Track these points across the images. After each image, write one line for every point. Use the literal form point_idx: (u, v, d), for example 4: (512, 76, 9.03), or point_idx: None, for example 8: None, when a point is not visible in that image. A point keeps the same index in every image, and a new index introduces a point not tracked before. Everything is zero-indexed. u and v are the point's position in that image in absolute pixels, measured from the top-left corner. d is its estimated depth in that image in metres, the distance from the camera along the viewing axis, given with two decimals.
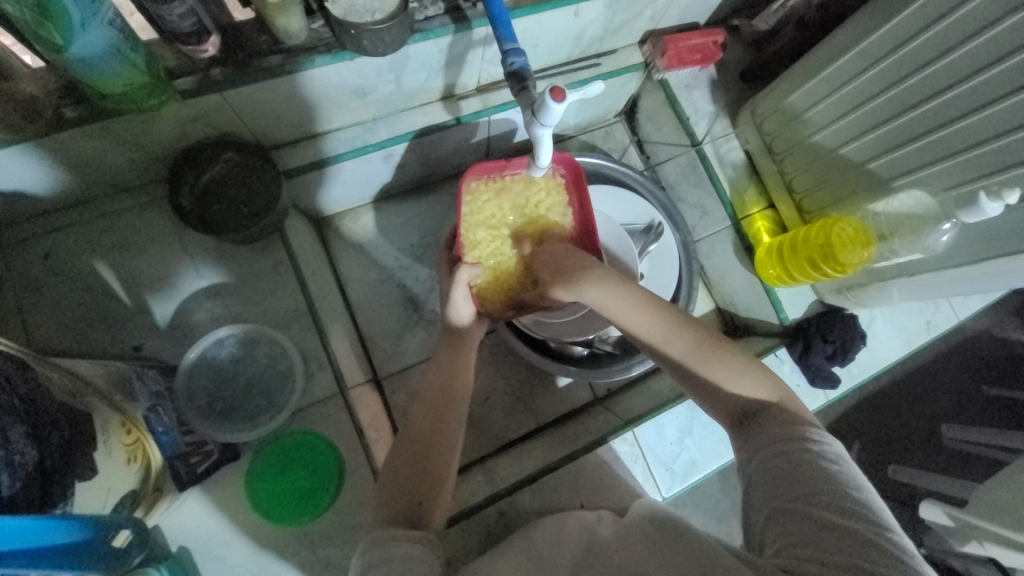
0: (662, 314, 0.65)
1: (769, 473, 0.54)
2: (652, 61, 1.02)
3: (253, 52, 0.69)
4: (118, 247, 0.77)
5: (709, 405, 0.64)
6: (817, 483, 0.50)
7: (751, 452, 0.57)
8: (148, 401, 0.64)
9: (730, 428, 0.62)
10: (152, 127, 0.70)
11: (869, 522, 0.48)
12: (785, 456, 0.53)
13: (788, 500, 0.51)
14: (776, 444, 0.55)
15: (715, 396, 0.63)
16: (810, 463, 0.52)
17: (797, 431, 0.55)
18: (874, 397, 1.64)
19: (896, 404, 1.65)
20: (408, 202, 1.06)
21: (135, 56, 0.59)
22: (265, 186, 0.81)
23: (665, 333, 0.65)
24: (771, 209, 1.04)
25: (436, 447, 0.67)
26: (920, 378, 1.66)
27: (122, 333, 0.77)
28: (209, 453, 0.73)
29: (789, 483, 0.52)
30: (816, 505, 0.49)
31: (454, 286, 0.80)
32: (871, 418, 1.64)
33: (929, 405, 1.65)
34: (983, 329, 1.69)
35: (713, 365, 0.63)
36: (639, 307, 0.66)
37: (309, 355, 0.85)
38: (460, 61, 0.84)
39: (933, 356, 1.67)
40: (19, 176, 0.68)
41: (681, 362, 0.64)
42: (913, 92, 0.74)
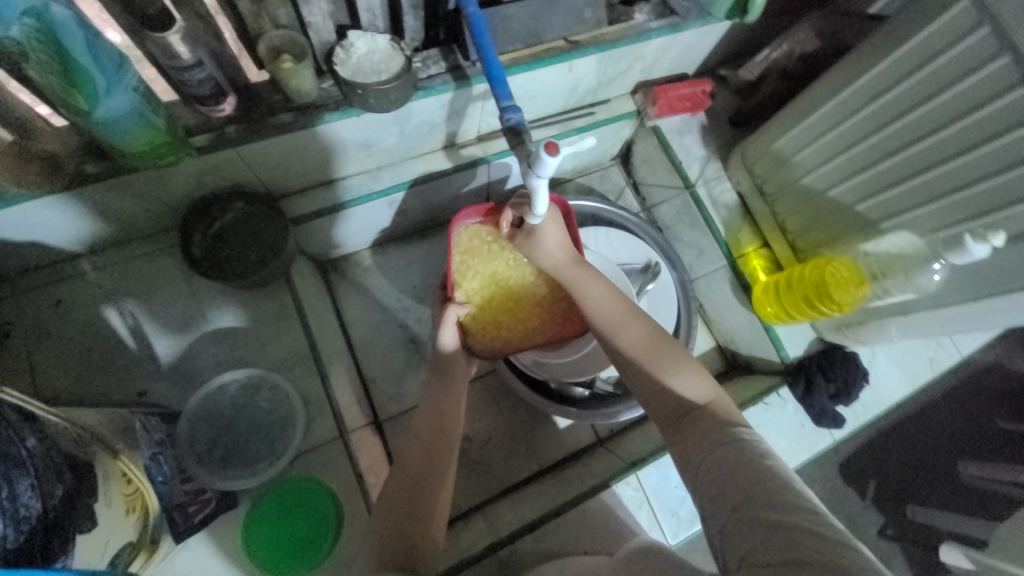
0: (625, 306, 0.74)
1: (710, 473, 0.55)
2: (645, 110, 1.08)
3: (267, 110, 0.74)
4: (129, 293, 0.80)
5: (650, 400, 0.67)
6: (752, 481, 0.51)
7: (686, 443, 0.60)
8: (150, 450, 0.63)
9: (664, 426, 0.65)
10: (169, 181, 0.73)
11: (813, 514, 0.48)
12: (722, 455, 0.55)
13: (737, 505, 0.51)
14: (710, 441, 0.57)
15: (658, 390, 0.66)
16: (746, 459, 0.53)
17: (721, 428, 0.58)
18: (885, 432, 1.61)
19: (909, 440, 1.61)
20: (411, 245, 1.09)
21: (156, 117, 0.63)
22: (275, 233, 0.84)
23: (625, 319, 0.73)
24: (766, 248, 1.05)
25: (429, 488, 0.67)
26: (931, 412, 1.63)
27: (127, 378, 0.79)
28: (207, 501, 0.73)
29: (732, 485, 0.52)
30: (761, 503, 0.49)
31: (443, 324, 0.80)
32: (883, 455, 1.60)
33: (943, 441, 1.62)
34: (992, 361, 1.67)
35: (660, 358, 0.68)
36: (608, 296, 0.75)
37: (310, 398, 0.86)
38: (461, 114, 0.89)
39: (943, 390, 1.65)
40: (53, 233, 0.73)
41: (632, 349, 0.70)
42: (893, 139, 0.77)
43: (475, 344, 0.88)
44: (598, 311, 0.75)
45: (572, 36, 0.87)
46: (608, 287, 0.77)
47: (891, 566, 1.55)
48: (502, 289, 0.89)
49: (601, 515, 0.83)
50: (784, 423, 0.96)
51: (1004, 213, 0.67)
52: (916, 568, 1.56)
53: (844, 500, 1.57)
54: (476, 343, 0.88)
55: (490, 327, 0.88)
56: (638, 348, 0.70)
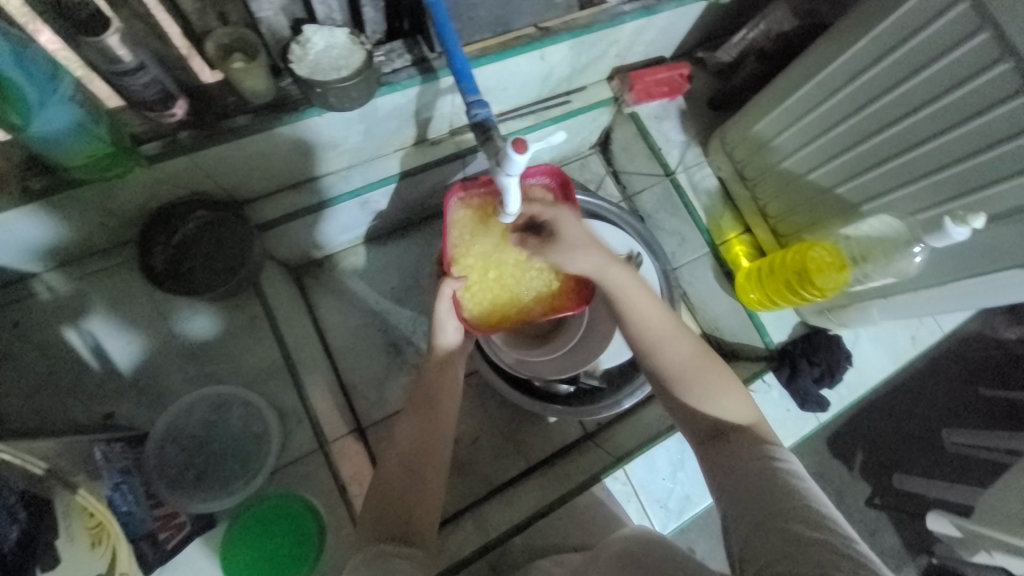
0: (664, 317, 0.69)
1: (743, 495, 0.53)
2: (621, 96, 1.04)
3: (221, 113, 0.70)
4: (88, 312, 0.76)
5: (686, 418, 0.65)
6: (787, 502, 0.50)
7: (722, 466, 0.58)
8: (115, 478, 0.62)
9: (699, 445, 0.63)
10: (120, 193, 0.69)
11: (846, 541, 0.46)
12: (757, 478, 0.54)
13: (768, 519, 0.50)
14: (745, 464, 0.56)
15: (700, 408, 0.64)
16: (783, 484, 0.52)
17: (768, 454, 0.57)
18: (870, 407, 1.64)
19: (894, 413, 1.64)
20: (387, 245, 1.06)
21: (98, 128, 0.62)
22: (239, 242, 0.80)
23: (668, 333, 0.68)
24: (748, 233, 1.05)
25: (418, 479, 0.66)
26: (915, 385, 1.66)
27: (93, 400, 0.75)
28: (180, 526, 0.70)
29: (765, 505, 0.51)
30: (794, 520, 0.48)
31: (437, 299, 0.76)
32: (869, 428, 1.63)
33: (928, 412, 1.65)
34: (976, 331, 1.69)
35: (699, 377, 0.65)
36: (650, 305, 0.70)
37: (288, 410, 0.83)
38: (430, 108, 0.85)
39: (926, 362, 1.67)
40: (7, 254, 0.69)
41: (678, 364, 0.66)
42: (872, 120, 0.75)
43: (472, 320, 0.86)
44: (639, 320, 0.69)
45: (542, 23, 0.83)
46: (648, 296, 0.71)
47: (880, 535, 1.59)
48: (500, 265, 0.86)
49: (592, 510, 0.82)
50: (769, 408, 0.96)
51: (983, 194, 0.66)
52: (905, 536, 1.60)
53: (832, 474, 1.60)
54: (473, 319, 0.86)
55: (488, 301, 0.86)
56: (680, 367, 0.66)
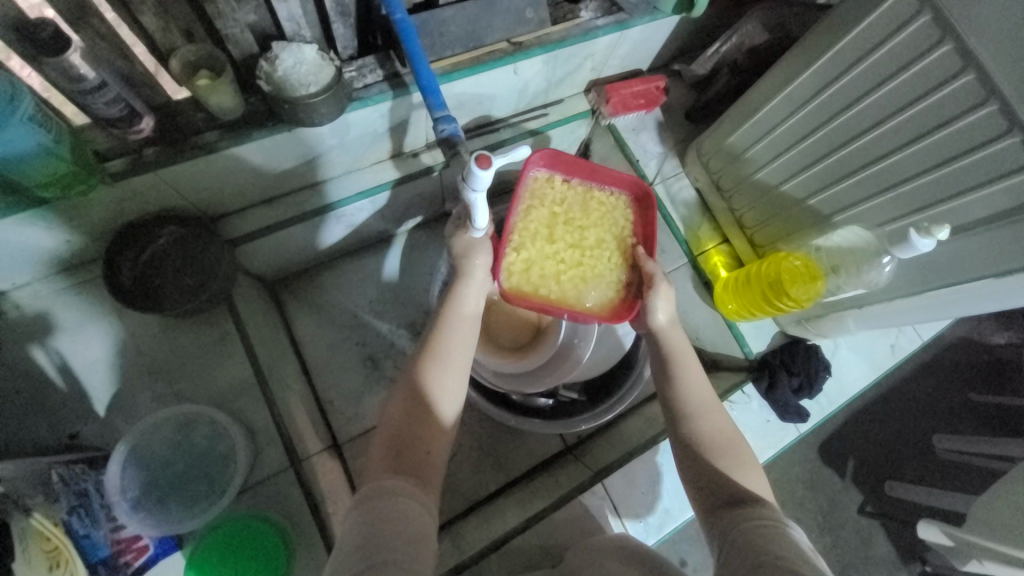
0: (710, 393, 0.71)
1: (745, 544, 0.52)
2: (599, 108, 1.05)
3: (189, 130, 0.70)
4: (55, 331, 0.76)
5: (702, 486, 0.63)
6: (777, 546, 0.50)
7: (727, 526, 0.56)
8: (71, 502, 0.62)
9: (712, 514, 0.60)
10: (86, 210, 0.69)
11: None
12: (767, 534, 0.52)
13: (774, 558, 0.48)
14: (751, 522, 0.54)
15: (721, 478, 0.62)
16: (799, 549, 0.50)
17: (776, 517, 0.55)
18: (860, 414, 1.64)
19: (884, 420, 1.64)
20: (366, 258, 1.06)
21: (61, 147, 0.59)
22: (209, 255, 0.80)
23: (708, 407, 0.70)
24: (726, 244, 1.05)
25: (417, 458, 0.59)
26: (904, 391, 1.66)
27: (58, 420, 0.74)
28: (144, 548, 0.68)
29: (774, 550, 0.50)
30: (807, 572, 0.47)
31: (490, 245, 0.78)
32: (859, 436, 1.63)
33: (918, 418, 1.65)
34: (962, 336, 1.70)
35: (728, 454, 0.65)
36: (701, 378, 0.73)
37: (258, 427, 0.81)
38: (404, 122, 0.85)
39: (914, 368, 1.68)
40: None
41: (707, 434, 0.67)
42: (839, 133, 0.76)
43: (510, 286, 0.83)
44: (689, 387, 0.71)
45: (515, 37, 0.83)
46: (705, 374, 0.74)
47: (873, 544, 1.58)
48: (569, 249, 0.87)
49: (569, 528, 0.81)
50: (749, 419, 0.95)
51: (948, 206, 0.66)
52: (898, 545, 1.58)
53: (823, 482, 1.60)
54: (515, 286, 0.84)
55: (531, 276, 0.84)
56: (712, 438, 0.67)
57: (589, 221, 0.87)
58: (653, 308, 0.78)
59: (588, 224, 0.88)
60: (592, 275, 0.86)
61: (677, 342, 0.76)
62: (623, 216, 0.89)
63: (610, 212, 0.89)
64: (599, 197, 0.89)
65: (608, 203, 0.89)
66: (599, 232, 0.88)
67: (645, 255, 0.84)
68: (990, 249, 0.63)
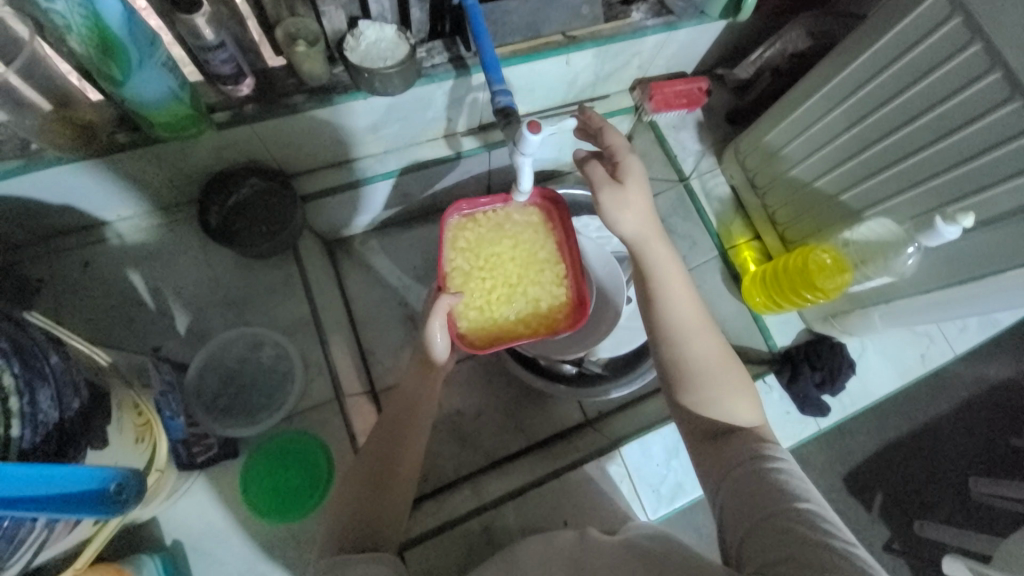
0: (692, 312, 0.70)
1: (739, 502, 0.57)
2: (642, 105, 1.11)
3: (281, 91, 0.80)
4: (151, 259, 0.88)
5: (691, 415, 0.68)
6: (771, 501, 0.55)
7: (722, 475, 0.61)
8: (161, 386, 0.68)
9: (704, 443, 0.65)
10: (190, 153, 0.80)
11: (854, 556, 0.49)
12: (760, 483, 0.57)
13: (766, 518, 0.54)
14: (742, 463, 0.60)
15: (709, 407, 0.66)
16: (791, 494, 0.55)
17: (762, 450, 0.61)
18: (896, 445, 1.57)
19: (921, 454, 1.57)
20: (414, 227, 1.15)
21: (182, 92, 0.71)
22: (282, 209, 0.90)
23: (692, 330, 0.69)
24: (758, 240, 1.08)
25: (402, 448, 0.70)
26: (944, 425, 1.59)
27: (146, 334, 0.86)
28: (210, 446, 0.76)
29: (767, 508, 0.54)
30: (799, 524, 0.52)
31: (432, 314, 0.79)
32: (893, 467, 1.56)
33: (955, 455, 1.58)
34: (1011, 377, 1.63)
35: (716, 380, 0.67)
36: (681, 294, 0.70)
37: (310, 362, 0.90)
38: (462, 102, 0.94)
39: (957, 404, 1.61)
40: (94, 203, 0.82)
41: (699, 357, 0.67)
42: (873, 130, 0.79)
43: (467, 342, 0.86)
44: (670, 310, 0.69)
45: (570, 31, 0.91)
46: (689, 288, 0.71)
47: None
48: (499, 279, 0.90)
49: (581, 488, 0.86)
50: (769, 409, 0.97)
51: (976, 199, 0.69)
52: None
53: (848, 511, 1.53)
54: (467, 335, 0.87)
55: (482, 322, 0.88)
56: (700, 365, 0.67)
57: (514, 248, 0.91)
58: (625, 217, 0.71)
59: (513, 246, 0.90)
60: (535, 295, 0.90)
61: (652, 251, 0.72)
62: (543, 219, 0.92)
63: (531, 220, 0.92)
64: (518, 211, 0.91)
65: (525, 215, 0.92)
66: (522, 248, 0.91)
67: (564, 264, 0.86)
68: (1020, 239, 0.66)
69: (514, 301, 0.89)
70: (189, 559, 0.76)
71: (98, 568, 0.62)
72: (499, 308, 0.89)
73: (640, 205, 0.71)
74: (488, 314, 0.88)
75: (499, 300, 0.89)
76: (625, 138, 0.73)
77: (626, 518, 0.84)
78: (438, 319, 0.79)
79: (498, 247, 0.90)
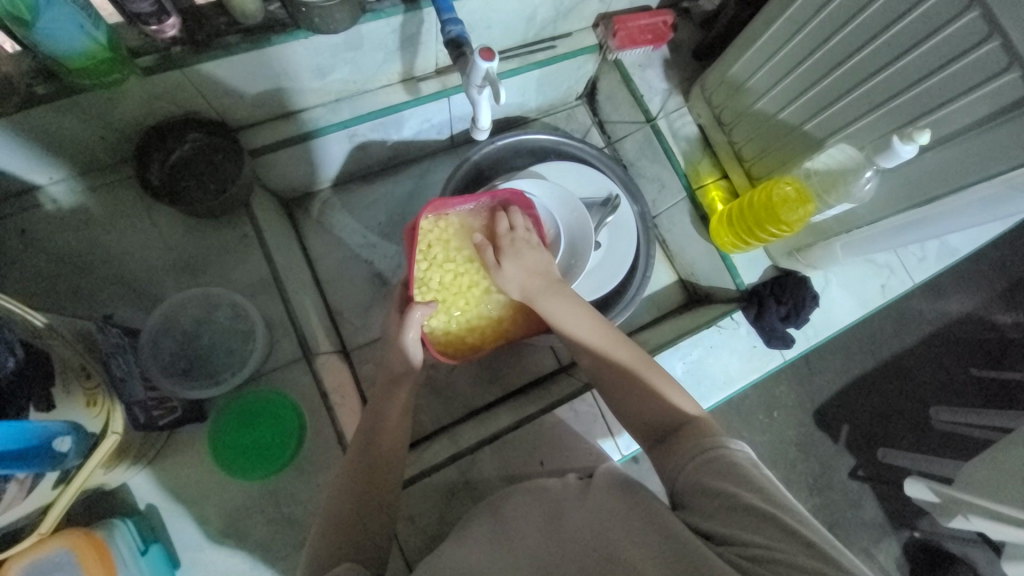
0: (602, 328, 0.79)
1: (696, 489, 0.59)
2: (606, 43, 1.06)
3: (212, 32, 0.73)
4: (92, 224, 0.83)
5: (641, 422, 0.71)
6: (735, 478, 0.57)
7: (680, 463, 0.62)
8: (110, 349, 0.66)
9: (656, 445, 0.68)
10: (119, 104, 0.74)
11: (806, 524, 0.54)
12: (722, 464, 0.59)
13: (728, 499, 0.55)
14: (693, 447, 0.62)
15: (653, 406, 0.70)
16: (746, 476, 0.58)
17: (713, 438, 0.62)
18: (862, 380, 1.64)
19: (885, 387, 1.64)
20: (376, 183, 1.11)
21: (98, 32, 0.64)
22: (230, 164, 0.84)
23: (607, 342, 0.77)
24: (725, 179, 1.07)
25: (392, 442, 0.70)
26: (907, 360, 1.66)
27: (95, 302, 0.82)
28: (172, 409, 0.74)
29: (728, 490, 0.56)
30: (759, 502, 0.55)
31: (406, 324, 0.81)
32: (859, 401, 1.63)
33: (918, 387, 1.65)
34: (970, 311, 1.70)
35: (643, 379, 0.73)
36: (586, 315, 0.80)
37: (274, 323, 0.88)
38: (415, 41, 0.87)
39: (920, 338, 1.67)
40: (23, 165, 0.75)
41: (626, 367, 0.74)
42: (836, 52, 0.78)
43: (443, 349, 0.90)
44: (583, 334, 0.78)
45: None
46: (593, 314, 0.80)
47: (861, 507, 1.58)
48: (459, 287, 0.90)
49: (555, 429, 0.88)
50: (735, 344, 0.99)
51: (934, 116, 0.69)
52: (887, 508, 1.59)
53: (816, 445, 1.60)
54: (442, 343, 0.90)
55: (453, 330, 0.91)
56: (625, 371, 0.74)
57: (463, 256, 0.90)
58: (511, 284, 0.84)
59: (462, 254, 0.90)
60: (490, 298, 0.92)
61: (550, 294, 0.82)
62: (487, 227, 0.90)
63: (467, 233, 0.90)
64: (449, 225, 0.89)
65: (460, 227, 0.90)
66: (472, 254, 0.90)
67: (495, 263, 0.85)
68: (977, 155, 0.67)
69: (473, 306, 0.91)
70: (165, 522, 0.76)
71: (59, 537, 0.60)
72: (462, 315, 0.91)
73: (520, 268, 0.83)
74: (454, 321, 0.91)
75: (462, 308, 0.91)
76: (506, 222, 0.86)
77: (599, 455, 0.86)
78: (411, 330, 0.82)
79: (454, 254, 0.89)
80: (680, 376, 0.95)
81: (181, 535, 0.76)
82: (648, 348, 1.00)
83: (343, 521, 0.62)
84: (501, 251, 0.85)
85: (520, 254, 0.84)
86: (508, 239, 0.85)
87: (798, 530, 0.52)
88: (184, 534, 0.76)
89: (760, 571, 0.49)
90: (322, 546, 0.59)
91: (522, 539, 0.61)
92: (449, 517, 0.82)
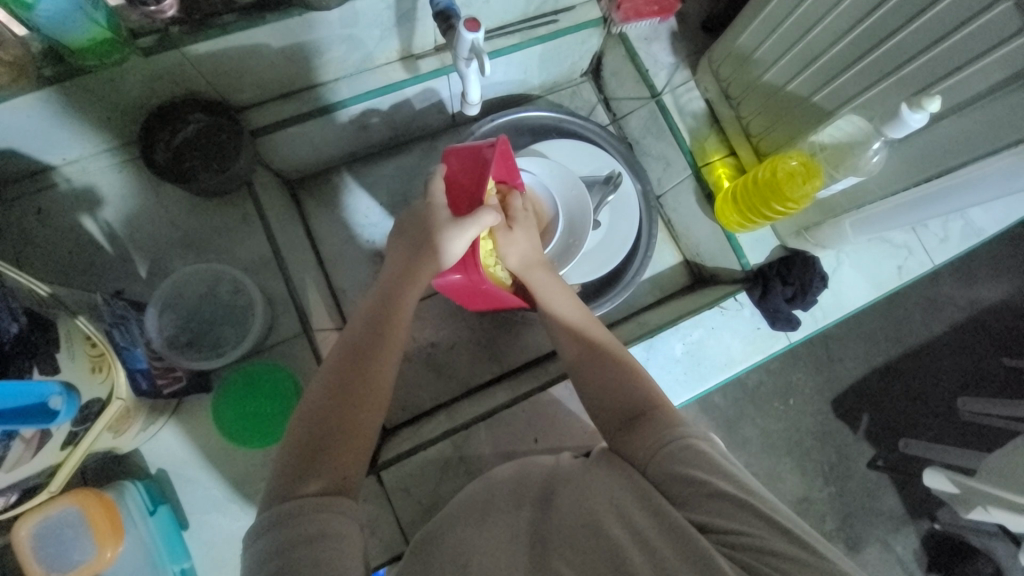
0: (583, 311, 0.79)
1: (668, 475, 0.58)
2: (609, 15, 1.02)
3: (208, 11, 0.74)
4: (104, 203, 0.87)
5: (613, 402, 0.69)
6: (710, 466, 0.57)
7: (652, 447, 0.61)
8: (112, 320, 0.70)
9: (620, 426, 0.67)
10: (121, 86, 0.75)
11: (780, 510, 0.54)
12: (694, 451, 0.58)
13: (702, 486, 0.55)
14: (665, 435, 0.61)
15: (629, 393, 0.69)
16: (717, 464, 0.57)
17: (685, 427, 0.62)
18: (882, 369, 1.58)
19: (907, 376, 1.58)
20: (378, 164, 1.12)
21: (96, 13, 0.65)
22: (232, 144, 0.86)
23: (586, 323, 0.78)
24: (732, 156, 1.03)
25: None
26: (933, 349, 1.59)
27: (108, 279, 0.87)
28: (176, 379, 0.77)
29: (702, 477, 0.55)
30: (732, 489, 0.54)
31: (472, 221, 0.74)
32: (879, 390, 1.57)
33: (943, 377, 1.58)
34: (1003, 299, 1.61)
35: (624, 363, 0.72)
36: (570, 296, 0.80)
37: (275, 299, 0.91)
38: (410, 17, 0.86)
39: (948, 327, 1.60)
40: (40, 147, 0.79)
41: (604, 348, 0.74)
42: (846, 17, 0.74)
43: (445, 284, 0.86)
44: (566, 312, 0.78)
45: None
46: (576, 299, 0.81)
47: (878, 498, 1.54)
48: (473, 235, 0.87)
49: (551, 406, 0.89)
50: (738, 326, 0.97)
51: (946, 84, 0.66)
52: (905, 500, 1.54)
53: (831, 434, 1.56)
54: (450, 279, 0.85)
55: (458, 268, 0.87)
56: (605, 352, 0.74)
57: None
58: (511, 254, 0.82)
59: None
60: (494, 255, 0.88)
61: (537, 272, 0.82)
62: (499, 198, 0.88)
63: None
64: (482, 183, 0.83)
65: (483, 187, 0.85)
66: None
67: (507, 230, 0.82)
68: (989, 125, 0.64)
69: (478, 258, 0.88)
70: (174, 486, 0.80)
71: (64, 497, 0.64)
72: None
73: (526, 239, 0.83)
74: None
75: None
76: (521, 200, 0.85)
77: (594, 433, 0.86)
78: (474, 231, 0.74)
79: None
80: (680, 357, 0.94)
81: (190, 499, 0.80)
82: (648, 328, 0.99)
83: (308, 468, 0.59)
84: (512, 221, 0.83)
85: (529, 227, 0.84)
86: (521, 211, 0.84)
87: (772, 514, 0.53)
88: (193, 498, 0.80)
89: (739, 557, 0.50)
90: (279, 487, 0.57)
91: (506, 509, 0.62)
92: (444, 490, 0.84)
